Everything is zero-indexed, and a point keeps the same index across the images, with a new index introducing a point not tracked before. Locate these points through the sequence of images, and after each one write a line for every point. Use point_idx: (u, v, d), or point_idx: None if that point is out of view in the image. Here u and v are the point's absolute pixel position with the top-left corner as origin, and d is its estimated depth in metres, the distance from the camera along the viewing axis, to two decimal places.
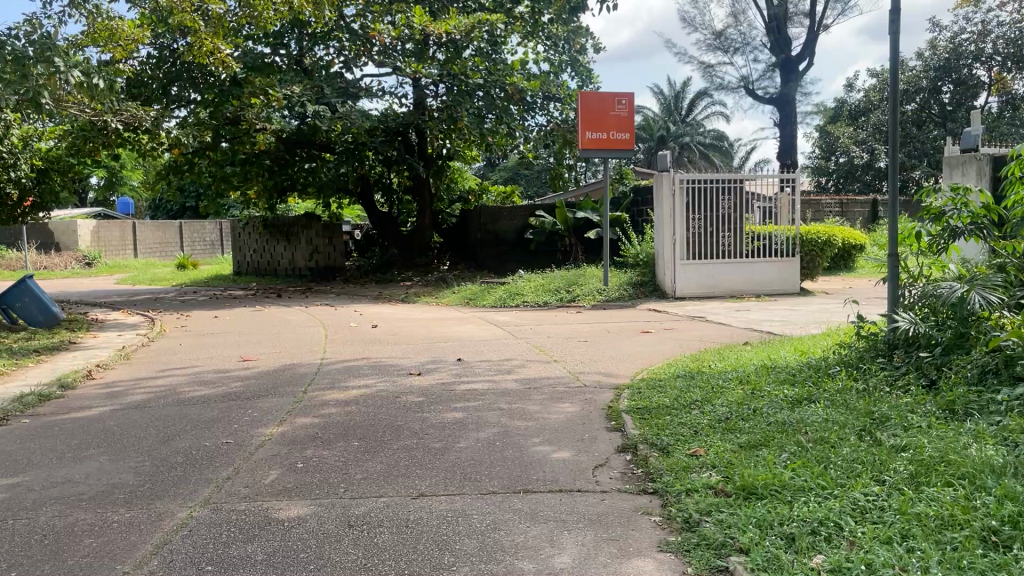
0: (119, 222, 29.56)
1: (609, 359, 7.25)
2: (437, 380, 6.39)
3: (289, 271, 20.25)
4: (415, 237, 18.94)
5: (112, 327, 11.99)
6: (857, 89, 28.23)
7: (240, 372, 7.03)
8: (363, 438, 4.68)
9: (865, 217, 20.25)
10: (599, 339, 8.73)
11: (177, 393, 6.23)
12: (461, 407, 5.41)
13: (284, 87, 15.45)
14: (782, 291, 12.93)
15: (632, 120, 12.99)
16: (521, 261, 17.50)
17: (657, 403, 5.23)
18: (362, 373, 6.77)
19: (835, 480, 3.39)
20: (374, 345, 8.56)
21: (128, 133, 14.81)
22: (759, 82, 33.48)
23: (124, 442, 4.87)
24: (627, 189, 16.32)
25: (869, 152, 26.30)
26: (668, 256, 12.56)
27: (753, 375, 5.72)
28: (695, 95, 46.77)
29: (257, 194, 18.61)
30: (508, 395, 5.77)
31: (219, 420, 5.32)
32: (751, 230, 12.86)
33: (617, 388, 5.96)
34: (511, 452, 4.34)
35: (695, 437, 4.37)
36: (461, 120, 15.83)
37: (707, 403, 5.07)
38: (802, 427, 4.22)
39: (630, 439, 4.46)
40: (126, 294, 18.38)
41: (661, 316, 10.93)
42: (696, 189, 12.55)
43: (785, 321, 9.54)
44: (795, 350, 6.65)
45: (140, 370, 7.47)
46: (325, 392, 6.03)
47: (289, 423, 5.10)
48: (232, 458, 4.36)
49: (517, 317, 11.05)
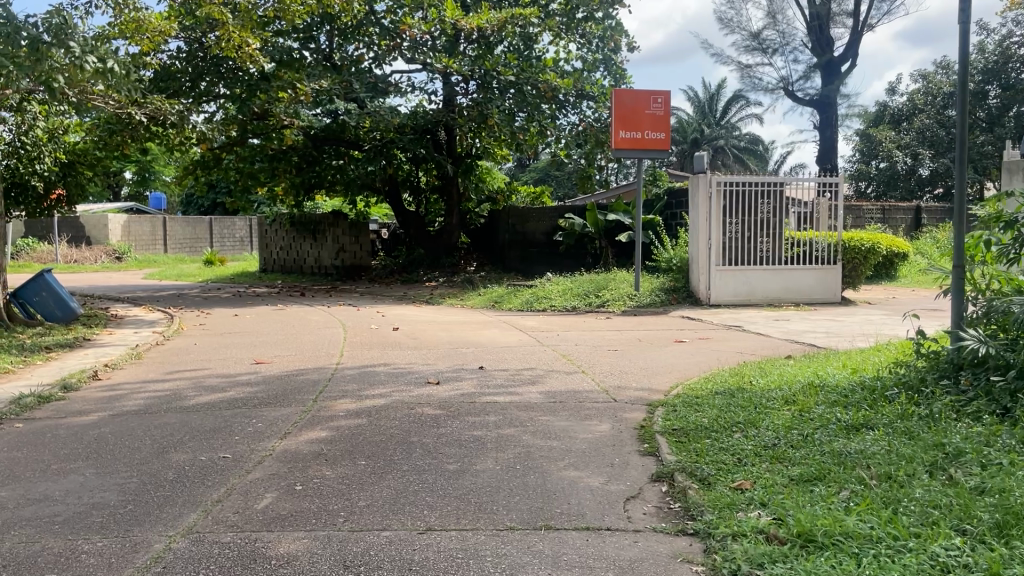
0: (150, 217, 29.49)
1: (642, 372, 6.78)
2: (456, 391, 5.97)
3: (314, 270, 20.00)
4: (443, 238, 18.59)
5: (130, 324, 11.74)
6: (900, 93, 27.39)
7: (250, 376, 6.67)
8: (371, 457, 4.27)
9: (907, 224, 19.56)
10: (631, 348, 8.26)
11: (181, 399, 5.88)
12: (480, 423, 4.98)
13: (312, 82, 15.13)
14: (822, 300, 12.35)
15: (667, 120, 12.50)
16: (550, 263, 17.05)
17: (696, 424, 4.78)
18: (378, 381, 6.38)
19: (908, 530, 2.92)
20: (393, 350, 8.17)
21: (155, 127, 14.35)
22: (798, 83, 32.71)
23: (116, 453, 4.52)
24: (660, 192, 15.79)
25: (913, 157, 25.49)
26: (702, 261, 12.06)
27: (802, 396, 5.24)
28: (730, 97, 46.03)
29: (284, 191, 18.30)
30: (532, 409, 5.34)
31: (220, 430, 4.95)
32: (790, 236, 12.29)
33: (650, 405, 5.50)
34: (533, 477, 3.91)
35: (739, 466, 3.92)
36: (492, 117, 15.28)
37: (750, 427, 4.61)
38: (863, 459, 3.74)
39: (666, 466, 4.01)
40: (151, 289, 18.22)
41: (695, 324, 10.44)
42: (733, 192, 12.04)
43: (828, 333, 9.01)
44: (844, 366, 6.15)
45: (148, 372, 7.15)
46: (336, 401, 5.63)
47: (294, 436, 4.71)
48: (226, 476, 3.98)
49: (545, 322, 10.61)
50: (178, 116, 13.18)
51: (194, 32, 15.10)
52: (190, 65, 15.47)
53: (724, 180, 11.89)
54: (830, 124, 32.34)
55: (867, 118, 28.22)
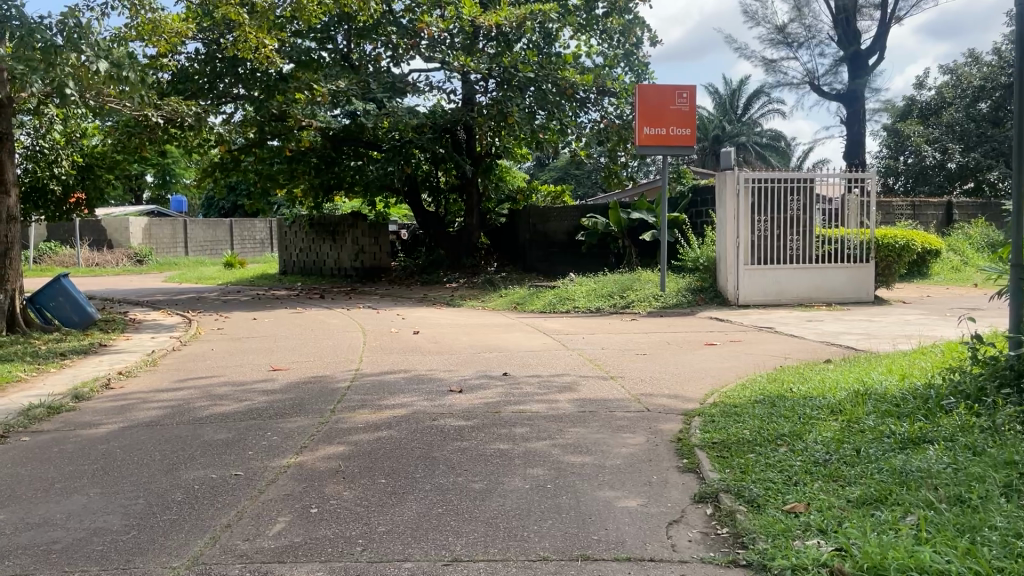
0: (170, 219, 29.49)
1: (674, 378, 6.47)
2: (480, 400, 5.68)
3: (334, 271, 19.79)
4: (463, 239, 18.30)
5: (148, 328, 11.58)
6: (928, 86, 26.80)
7: (267, 385, 6.42)
8: (391, 474, 4.00)
9: (938, 220, 19.07)
10: (660, 352, 7.94)
11: (195, 409, 5.65)
12: (507, 436, 4.70)
13: (330, 82, 14.95)
14: (855, 300, 11.95)
15: (693, 115, 12.14)
16: (572, 263, 16.79)
17: (737, 436, 4.48)
18: (398, 389, 6.11)
19: (991, 564, 2.60)
20: (415, 355, 7.91)
21: (173, 129, 14.20)
22: (824, 78, 32.17)
23: (123, 470, 4.29)
24: (685, 189, 15.44)
25: (942, 151, 24.91)
26: (729, 260, 11.69)
27: (848, 405, 4.92)
28: (751, 93, 45.49)
29: (303, 192, 18.15)
30: (561, 421, 5.04)
31: (234, 444, 4.70)
32: (820, 234, 11.92)
33: (686, 416, 5.19)
34: (565, 499, 3.62)
35: (790, 484, 3.62)
36: (511, 115, 14.91)
37: (797, 439, 4.31)
38: (929, 478, 3.42)
39: (709, 485, 3.72)
40: (170, 293, 18.12)
41: (725, 325, 10.11)
42: (760, 188, 11.68)
43: (866, 335, 8.66)
44: (890, 373, 5.81)
45: (162, 380, 6.93)
46: (355, 412, 5.37)
47: (309, 452, 4.45)
48: (238, 497, 3.72)
49: (569, 324, 10.30)
50: (195, 118, 13.02)
51: (211, 32, 14.96)
52: (208, 67, 15.33)
53: (752, 176, 11.53)
54: (858, 119, 31.73)
55: (894, 113, 27.70)
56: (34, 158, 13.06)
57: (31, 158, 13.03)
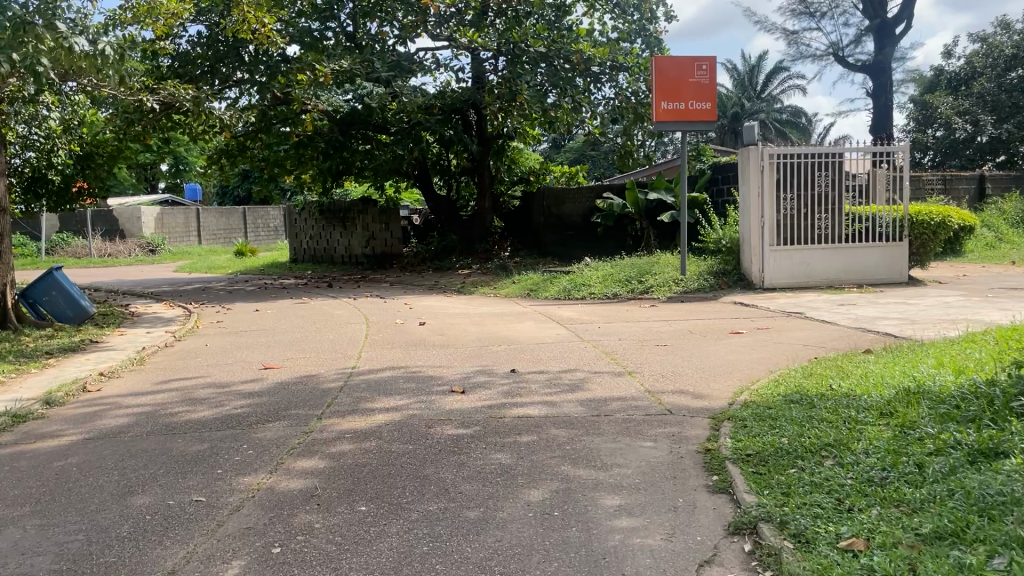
0: (183, 208, 29.09)
1: (696, 373, 5.87)
2: (482, 402, 5.12)
3: (345, 259, 19.29)
4: (476, 223, 17.67)
5: (145, 322, 11.11)
6: (957, 56, 25.84)
7: (254, 386, 5.90)
8: (373, 499, 3.45)
9: (970, 194, 18.25)
10: (682, 342, 7.34)
11: (170, 416, 5.13)
12: (509, 446, 4.13)
13: (333, 62, 14.13)
14: (887, 280, 11.27)
15: (714, 89, 11.46)
16: (587, 246, 16.21)
17: (775, 446, 3.91)
18: (394, 390, 5.55)
19: None
20: (417, 348, 7.38)
21: (176, 115, 13.67)
22: (848, 49, 31.19)
23: (72, 495, 3.77)
24: (704, 166, 14.78)
25: (973, 123, 23.99)
26: (754, 242, 11.05)
27: (900, 407, 4.31)
28: (771, 68, 44.60)
29: (312, 177, 17.58)
30: (572, 427, 4.47)
31: (203, 459, 4.18)
32: (849, 212, 11.27)
33: (714, 419, 4.60)
34: (574, 532, 3.06)
35: (843, 512, 3.05)
36: (521, 94, 14.27)
37: (843, 450, 3.74)
38: (1018, 504, 2.80)
39: (745, 512, 3.16)
40: (178, 284, 17.70)
41: (750, 311, 9.48)
42: (786, 164, 11.03)
43: (904, 320, 8.03)
44: (941, 366, 5.20)
45: (144, 381, 6.42)
46: (342, 418, 4.83)
47: (283, 469, 3.91)
48: (190, 532, 3.19)
49: (584, 312, 9.72)
50: (194, 101, 12.42)
51: (211, 13, 14.44)
52: (210, 50, 14.68)
53: (777, 151, 10.89)
54: (885, 90, 30.78)
55: (921, 85, 26.82)
56: (30, 146, 12.57)
57: (29, 147, 12.57)
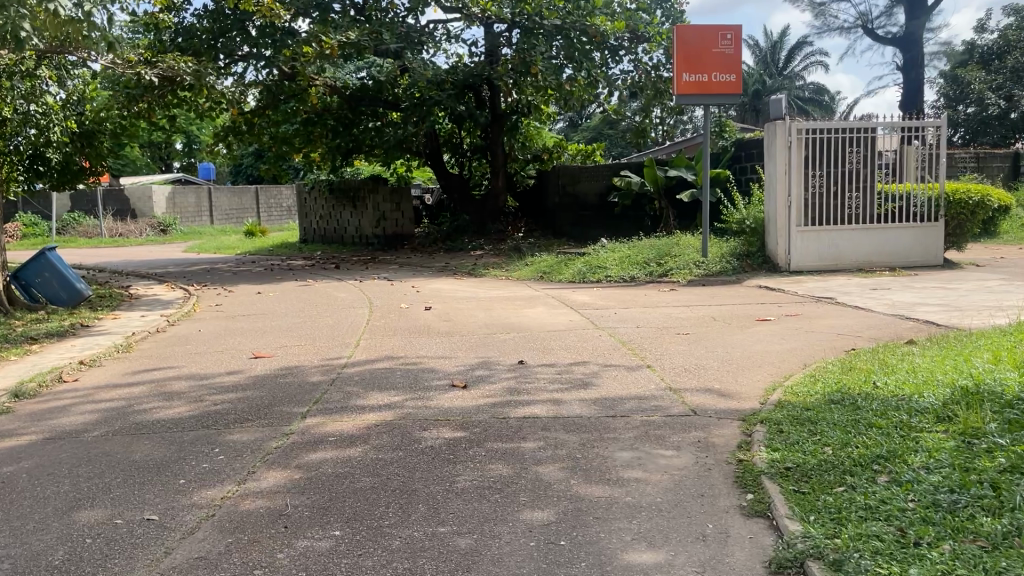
0: (195, 188, 28.63)
1: (723, 366, 5.34)
2: (485, 399, 4.61)
3: (355, 239, 18.76)
4: (489, 203, 17.13)
5: (142, 305, 10.67)
6: (990, 29, 24.92)
7: (240, 378, 5.42)
8: (350, 522, 2.96)
9: (1005, 172, 17.48)
10: (705, 330, 6.80)
11: (143, 412, 4.66)
12: (511, 454, 3.63)
13: (341, 33, 13.42)
14: (921, 263, 10.64)
15: (739, 59, 10.81)
16: (607, 226, 15.61)
17: (818, 458, 3.37)
18: (388, 384, 5.05)
19: None
20: (420, 336, 6.88)
21: (180, 91, 13.12)
22: (878, 21, 30.25)
23: (12, 509, 3.29)
24: (727, 143, 14.14)
25: (1007, 99, 23.18)
26: (780, 222, 10.45)
27: (961, 411, 3.74)
28: (793, 45, 43.69)
29: (321, 155, 17.09)
30: (584, 431, 3.96)
31: (169, 466, 3.71)
32: (881, 190, 10.63)
33: (745, 422, 4.08)
34: (582, 569, 2.56)
35: (909, 548, 2.52)
36: (535, 65, 13.61)
37: (899, 465, 3.19)
38: None
39: (790, 549, 2.64)
40: (184, 263, 17.35)
41: (776, 295, 8.93)
42: (814, 140, 10.43)
43: (945, 307, 7.46)
44: (998, 361, 4.64)
45: (124, 372, 5.96)
46: (329, 418, 4.34)
47: (253, 481, 3.43)
48: (132, 563, 2.71)
49: (601, 297, 9.20)
50: (195, 75, 11.84)
51: None
52: (216, 24, 14.12)
53: (806, 126, 10.30)
54: (915, 64, 29.82)
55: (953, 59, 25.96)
56: (29, 123, 11.43)
57: (27, 123, 11.43)
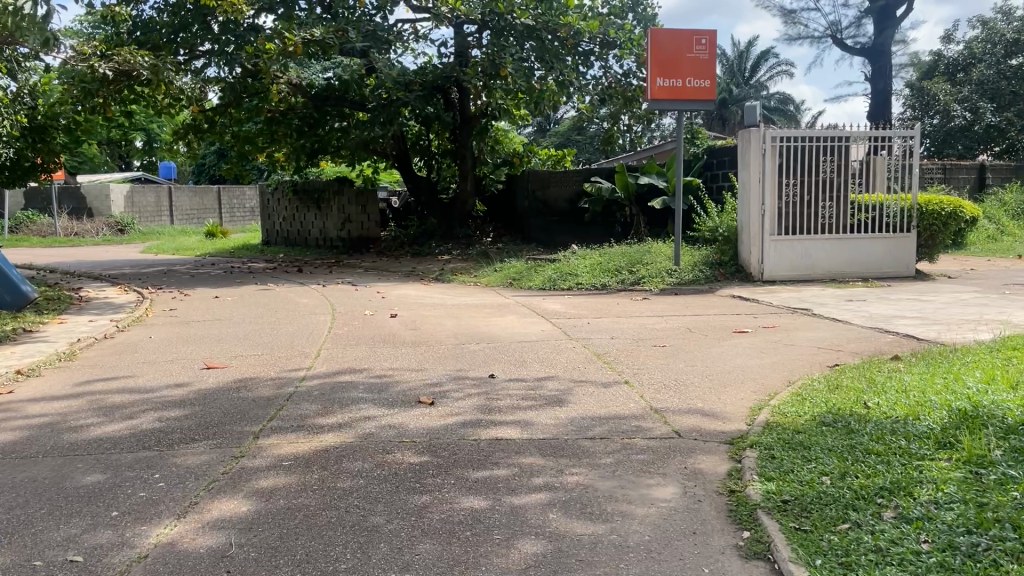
0: (155, 187, 27.85)
1: (704, 383, 5.07)
2: (454, 418, 4.30)
3: (319, 242, 18.31)
4: (456, 207, 16.78)
5: (92, 308, 10.16)
6: (956, 40, 25.19)
7: (190, 391, 5.04)
8: (303, 565, 2.63)
9: (971, 184, 17.59)
10: (682, 342, 6.56)
11: (80, 430, 4.27)
12: (482, 483, 3.31)
13: (306, 31, 12.92)
14: (893, 274, 10.53)
15: (713, 64, 10.62)
16: (574, 233, 15.37)
17: (816, 489, 3.10)
18: (349, 399, 4.71)
19: None
20: (386, 346, 6.55)
21: (139, 87, 12.60)
22: (846, 31, 30.50)
23: None
24: (699, 150, 13.99)
25: (972, 111, 23.40)
26: (754, 230, 10.26)
27: (962, 436, 3.49)
28: (760, 54, 44.03)
29: (285, 155, 16.74)
30: (562, 456, 3.66)
31: (103, 494, 3.33)
32: (853, 200, 10.51)
33: (733, 447, 3.81)
34: None
35: None
36: (505, 67, 13.25)
37: (906, 499, 2.93)
38: None
39: None
40: (140, 265, 16.74)
41: (751, 305, 8.72)
42: (788, 148, 10.27)
43: (923, 320, 7.31)
44: (991, 380, 4.43)
45: (64, 383, 5.53)
46: (284, 438, 3.99)
47: (195, 514, 3.07)
48: None
49: (573, 305, 8.93)
50: (152, 70, 11.32)
51: None
52: (176, 18, 13.58)
53: (780, 134, 10.13)
54: (883, 74, 30.10)
55: (919, 69, 26.22)
56: None
57: None
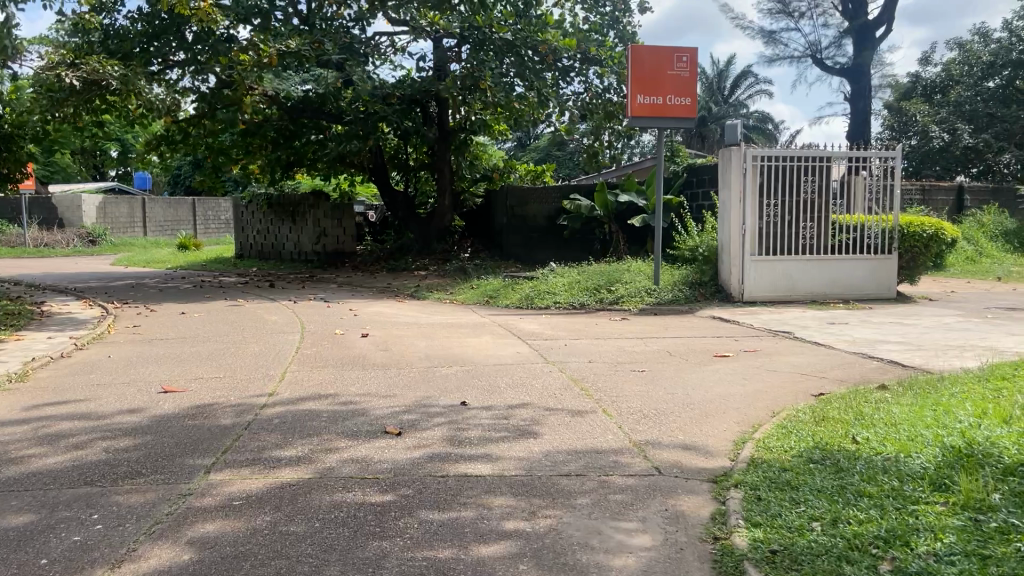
0: (128, 198, 27.36)
1: (684, 412, 4.86)
2: (422, 451, 4.05)
3: (294, 255, 17.99)
4: (434, 221, 16.55)
5: (53, 324, 9.78)
6: (934, 62, 25.44)
7: (142, 418, 4.75)
8: None
9: (949, 205, 17.60)
10: (661, 366, 6.35)
11: (19, 461, 3.97)
12: (446, 528, 3.07)
13: (280, 42, 12.61)
14: (874, 296, 10.41)
15: (694, 82, 10.50)
16: (554, 250, 15.19)
17: (807, 538, 2.89)
18: (311, 429, 4.44)
19: None
20: (355, 368, 6.28)
21: (109, 96, 12.27)
22: (826, 51, 30.75)
23: None
24: (679, 168, 13.86)
25: (950, 132, 23.47)
26: (734, 250, 10.12)
27: (958, 477, 3.29)
28: (739, 73, 44.30)
29: (261, 167, 16.48)
30: (535, 495, 3.43)
31: (32, 539, 3.05)
32: (834, 221, 10.40)
33: (716, 487, 3.59)
34: None
35: None
36: (484, 80, 13.06)
37: (903, 550, 2.71)
38: None
39: None
40: (108, 278, 16.32)
41: (731, 328, 8.54)
42: (769, 168, 10.15)
43: (906, 345, 7.15)
44: (983, 414, 4.25)
45: (10, 407, 5.21)
46: (238, 473, 3.72)
47: (131, 564, 2.80)
48: None
49: (550, 325, 8.71)
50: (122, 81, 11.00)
51: None
52: (149, 27, 13.31)
53: (761, 154, 10.00)
54: (861, 95, 30.34)
55: (897, 90, 26.42)
56: None
57: None
